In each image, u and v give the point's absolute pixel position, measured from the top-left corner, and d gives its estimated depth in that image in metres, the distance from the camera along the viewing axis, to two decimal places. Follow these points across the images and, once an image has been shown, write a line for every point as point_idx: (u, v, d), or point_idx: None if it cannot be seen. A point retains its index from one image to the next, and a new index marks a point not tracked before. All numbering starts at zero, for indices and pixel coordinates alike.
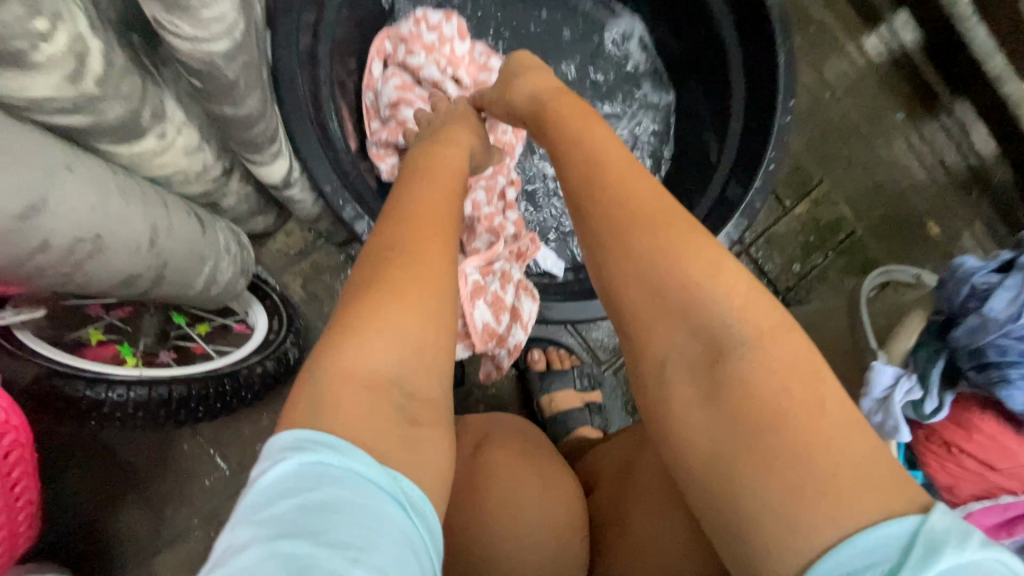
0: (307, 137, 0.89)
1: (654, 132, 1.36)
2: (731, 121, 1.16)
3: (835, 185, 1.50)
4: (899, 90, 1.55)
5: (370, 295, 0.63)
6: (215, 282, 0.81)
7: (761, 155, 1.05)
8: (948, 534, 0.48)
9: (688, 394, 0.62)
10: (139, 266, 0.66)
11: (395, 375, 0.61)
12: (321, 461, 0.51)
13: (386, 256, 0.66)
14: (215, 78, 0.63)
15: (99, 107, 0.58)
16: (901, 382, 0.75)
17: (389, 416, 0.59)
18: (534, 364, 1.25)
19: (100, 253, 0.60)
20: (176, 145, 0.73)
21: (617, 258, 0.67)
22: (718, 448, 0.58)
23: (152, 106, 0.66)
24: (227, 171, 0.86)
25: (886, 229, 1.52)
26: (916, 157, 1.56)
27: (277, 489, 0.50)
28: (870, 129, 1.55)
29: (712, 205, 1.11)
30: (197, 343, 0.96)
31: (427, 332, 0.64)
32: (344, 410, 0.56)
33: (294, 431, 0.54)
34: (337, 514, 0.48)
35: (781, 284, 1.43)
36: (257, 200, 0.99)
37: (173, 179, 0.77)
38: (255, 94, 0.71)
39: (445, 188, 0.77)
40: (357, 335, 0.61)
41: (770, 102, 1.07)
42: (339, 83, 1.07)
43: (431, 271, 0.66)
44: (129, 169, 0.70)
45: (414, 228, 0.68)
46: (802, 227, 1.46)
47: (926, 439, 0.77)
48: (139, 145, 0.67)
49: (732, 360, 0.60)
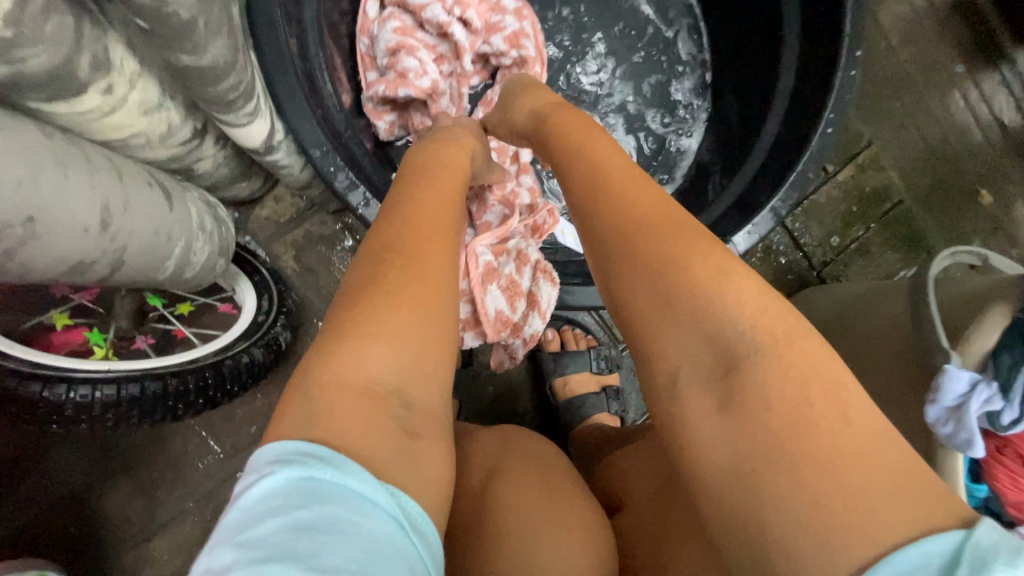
0: (291, 91, 0.76)
1: (687, 88, 1.20)
2: (782, 76, 1.02)
3: (884, 148, 1.35)
4: (960, 38, 1.37)
5: (367, 296, 0.53)
6: (190, 264, 0.71)
7: (817, 115, 0.91)
8: (998, 552, 0.38)
9: (701, 405, 0.51)
10: (91, 251, 0.56)
11: (397, 385, 0.51)
12: (314, 476, 0.42)
13: (384, 255, 0.56)
14: (166, 19, 0.50)
15: (17, 55, 0.46)
16: (978, 390, 0.64)
17: (387, 428, 0.49)
18: (547, 344, 1.16)
19: (37, 240, 0.50)
20: (130, 102, 0.60)
21: (657, 247, 0.56)
22: (738, 459, 0.48)
23: (92, 53, 0.53)
24: (199, 131, 0.73)
25: (935, 197, 1.38)
26: (972, 116, 1.39)
27: (260, 507, 0.40)
28: (925, 83, 1.37)
29: (755, 173, 1.00)
30: (177, 325, 0.87)
31: (431, 338, 0.54)
32: (337, 420, 0.47)
33: (283, 442, 0.45)
34: (332, 536, 0.38)
35: (817, 259, 1.31)
36: (238, 164, 0.87)
37: (131, 143, 0.65)
38: (220, 40, 0.58)
39: (451, 181, 0.68)
40: (353, 339, 0.51)
41: (830, 51, 0.91)
42: (328, 25, 0.92)
43: (434, 271, 0.56)
44: (74, 132, 0.58)
45: (415, 224, 0.59)
46: (844, 195, 1.32)
47: (998, 451, 0.68)
48: (81, 103, 0.55)
49: (746, 368, 0.49)
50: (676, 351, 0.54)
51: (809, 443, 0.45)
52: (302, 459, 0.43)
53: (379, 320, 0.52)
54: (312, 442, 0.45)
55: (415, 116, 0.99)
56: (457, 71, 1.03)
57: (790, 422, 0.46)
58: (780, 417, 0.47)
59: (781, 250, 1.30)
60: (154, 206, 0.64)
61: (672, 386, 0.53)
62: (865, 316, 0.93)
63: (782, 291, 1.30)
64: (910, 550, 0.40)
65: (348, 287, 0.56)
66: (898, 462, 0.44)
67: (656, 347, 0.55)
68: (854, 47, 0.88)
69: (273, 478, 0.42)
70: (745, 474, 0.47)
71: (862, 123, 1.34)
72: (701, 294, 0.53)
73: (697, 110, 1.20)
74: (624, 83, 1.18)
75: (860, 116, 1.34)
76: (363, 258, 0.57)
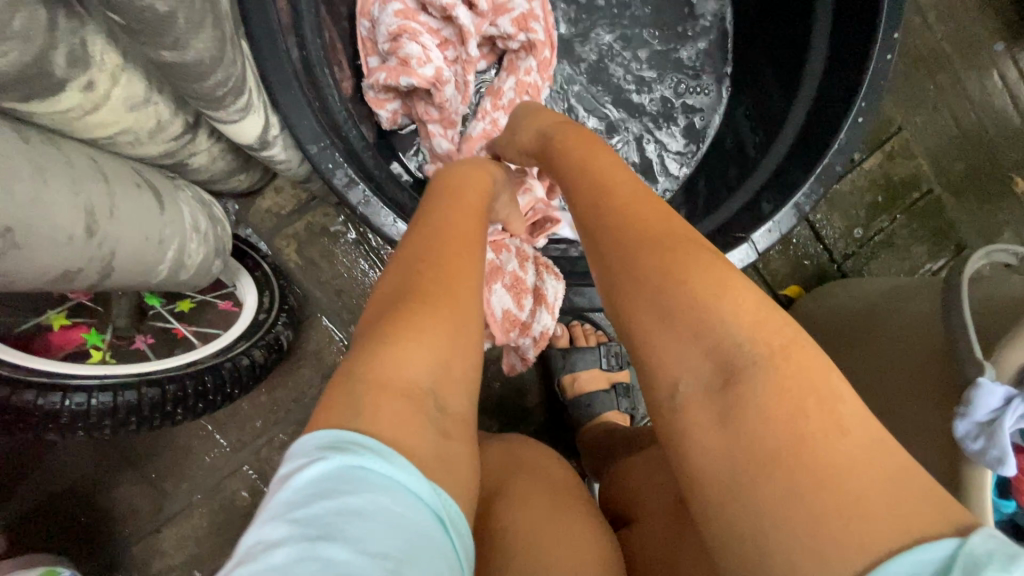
0: (286, 83, 0.73)
1: (708, 66, 1.13)
2: (810, 58, 0.95)
3: (916, 134, 1.28)
4: (1002, 15, 1.29)
5: (401, 301, 0.51)
6: (183, 266, 0.69)
7: (848, 103, 0.85)
8: (993, 557, 0.36)
9: (704, 420, 0.48)
10: (78, 259, 0.53)
11: (432, 385, 0.48)
12: (363, 464, 0.40)
13: (416, 262, 0.54)
14: (142, 12, 0.46)
15: None
16: (1014, 405, 0.60)
17: (425, 429, 0.46)
18: (555, 340, 1.13)
19: (17, 251, 0.47)
20: (113, 98, 0.57)
21: (685, 256, 0.53)
22: (734, 475, 0.45)
23: (68, 48, 0.50)
24: (190, 126, 0.70)
25: (968, 187, 1.31)
26: (1012, 98, 1.31)
27: (311, 489, 0.38)
28: (963, 63, 1.29)
29: (778, 163, 0.93)
30: (176, 324, 0.85)
31: (465, 346, 0.52)
32: (383, 420, 0.44)
33: (331, 429, 0.42)
34: (382, 522, 0.37)
35: (839, 251, 1.25)
36: (235, 158, 0.84)
37: (118, 141, 0.62)
38: (205, 32, 0.54)
39: (472, 191, 0.66)
40: (390, 341, 0.48)
41: (865, 33, 0.85)
42: (327, 7, 0.88)
43: (463, 276, 0.54)
44: (56, 132, 0.56)
45: (444, 233, 0.57)
46: (870, 184, 1.26)
47: None
48: (59, 102, 0.52)
49: (745, 380, 0.47)
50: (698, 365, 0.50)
51: (807, 458, 0.42)
52: (353, 446, 0.41)
53: (415, 323, 0.49)
54: (349, 434, 0.42)
55: (419, 105, 0.95)
56: (462, 57, 0.97)
57: (808, 448, 0.43)
58: (774, 434, 0.44)
59: (801, 242, 1.25)
60: (143, 206, 0.62)
61: (673, 397, 0.50)
62: (889, 318, 0.89)
63: (799, 285, 1.25)
64: (899, 559, 0.38)
65: (378, 295, 0.53)
66: (936, 497, 0.41)
67: (671, 364, 0.51)
68: (891, 27, 0.82)
69: (321, 464, 0.39)
70: (739, 482, 0.44)
71: (894, 108, 1.26)
72: (724, 305, 0.50)
73: (718, 90, 1.13)
74: (640, 66, 1.11)
75: (891, 98, 1.26)
76: (394, 266, 0.55)
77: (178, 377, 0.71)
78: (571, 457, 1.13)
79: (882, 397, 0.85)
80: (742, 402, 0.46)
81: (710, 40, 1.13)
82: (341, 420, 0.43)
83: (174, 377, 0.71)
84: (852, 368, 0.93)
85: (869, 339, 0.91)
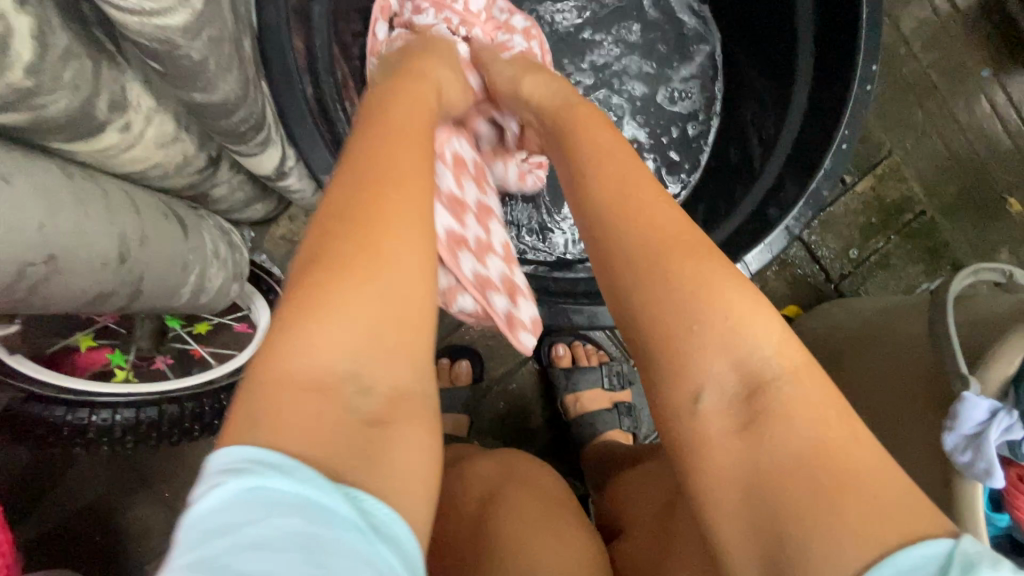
0: (301, 119, 0.78)
1: (700, 97, 1.20)
2: (795, 88, 1.00)
3: (906, 157, 1.31)
4: (987, 42, 1.34)
5: (311, 278, 0.50)
6: (204, 290, 0.75)
7: (831, 131, 0.89)
8: (982, 556, 0.41)
9: (725, 426, 0.51)
10: (109, 283, 0.58)
11: (347, 368, 0.49)
12: (263, 484, 0.39)
13: (334, 228, 0.52)
14: (177, 61, 0.52)
15: (38, 102, 0.48)
16: (999, 418, 0.62)
17: (338, 421, 0.46)
18: (558, 360, 1.15)
19: (57, 276, 0.52)
20: (146, 137, 0.62)
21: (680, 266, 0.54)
22: (756, 475, 0.49)
23: (110, 94, 0.55)
24: (212, 160, 0.75)
25: (962, 207, 1.33)
26: (1001, 122, 1.35)
27: (217, 524, 0.37)
28: (950, 88, 1.34)
29: (768, 187, 0.97)
30: (195, 345, 0.89)
31: (391, 312, 0.51)
32: (284, 420, 0.44)
33: (238, 449, 0.42)
34: (285, 551, 0.36)
35: (836, 271, 1.28)
36: (253, 188, 0.89)
37: (148, 175, 0.68)
38: (230, 76, 0.59)
39: (408, 134, 0.61)
40: (298, 325, 0.48)
41: (846, 64, 0.90)
42: (341, 49, 0.94)
43: (377, 236, 0.52)
44: (94, 168, 0.61)
45: (363, 188, 0.54)
46: (863, 206, 1.29)
47: (1019, 481, 0.66)
48: (99, 142, 0.57)
49: (768, 392, 0.51)
50: (686, 378, 0.53)
51: (828, 465, 0.47)
52: (252, 465, 0.40)
53: (327, 301, 0.49)
54: (258, 445, 0.42)
55: None
56: None
57: (826, 459, 0.47)
58: (799, 440, 0.48)
59: (797, 262, 1.27)
60: (172, 235, 0.67)
61: (693, 403, 0.52)
62: (884, 335, 0.91)
63: (797, 305, 1.27)
64: (904, 553, 0.43)
65: (298, 262, 0.53)
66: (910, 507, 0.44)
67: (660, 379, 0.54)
68: (870, 59, 0.87)
69: (217, 492, 0.38)
70: (758, 486, 0.49)
71: (883, 131, 1.31)
72: (711, 315, 0.52)
73: (710, 119, 1.20)
74: (634, 96, 1.18)
75: (881, 123, 1.31)
76: (314, 227, 0.53)
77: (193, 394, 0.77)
78: (575, 476, 1.14)
79: (878, 413, 0.86)
80: (766, 414, 0.50)
81: (701, 73, 1.20)
82: (242, 422, 0.44)
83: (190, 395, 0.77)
84: (849, 385, 0.94)
85: (864, 358, 0.93)
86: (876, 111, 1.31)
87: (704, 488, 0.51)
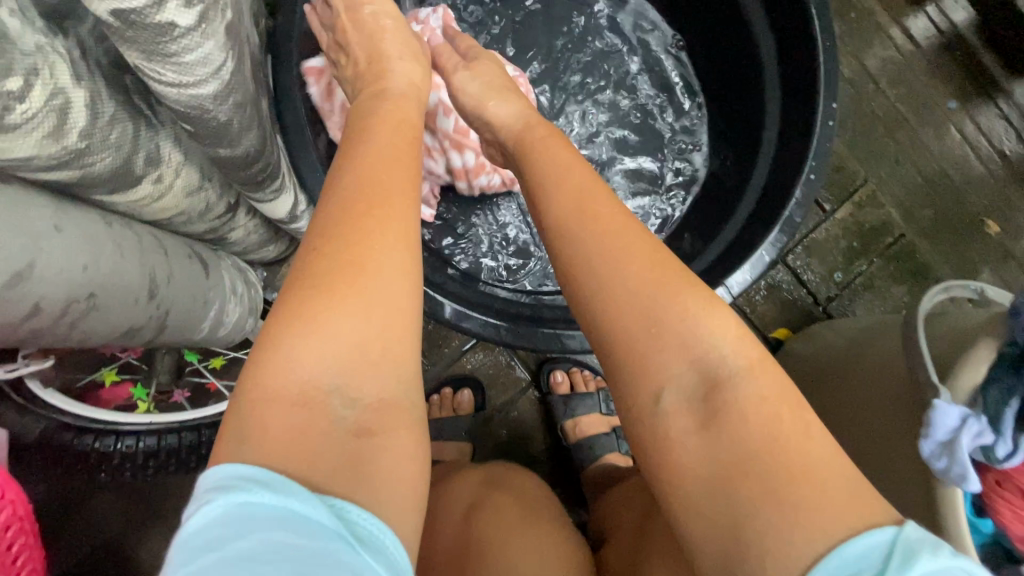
0: (312, 167, 0.86)
1: (681, 134, 1.29)
2: (765, 125, 1.08)
3: (882, 184, 1.38)
4: (951, 77, 1.43)
5: (298, 296, 0.53)
6: (222, 323, 0.82)
7: (799, 163, 0.96)
8: (924, 543, 0.45)
9: (685, 423, 0.55)
10: (140, 318, 0.65)
11: (332, 381, 0.51)
12: (247, 497, 0.42)
13: (321, 246, 0.56)
14: (206, 121, 0.60)
15: (86, 160, 0.56)
16: (969, 424, 0.66)
17: (325, 435, 0.49)
18: (556, 387, 1.18)
19: (95, 312, 0.58)
20: (175, 188, 0.70)
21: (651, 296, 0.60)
22: (718, 470, 0.52)
23: (146, 152, 0.63)
24: (231, 207, 0.83)
25: (940, 230, 1.39)
26: (972, 149, 1.43)
27: (204, 540, 0.39)
28: (919, 120, 1.42)
29: (746, 215, 1.04)
30: (211, 377, 0.94)
31: (374, 325, 0.54)
32: (270, 437, 0.47)
33: (224, 467, 0.44)
34: (272, 560, 0.38)
35: (822, 294, 1.33)
36: (267, 231, 0.97)
37: (175, 221, 0.75)
38: (252, 132, 0.67)
39: (390, 157, 0.64)
40: (284, 342, 0.51)
41: (808, 102, 0.98)
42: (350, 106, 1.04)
43: (365, 251, 0.55)
44: (130, 216, 0.69)
45: (347, 209, 0.57)
46: (844, 231, 1.35)
47: (998, 485, 0.69)
48: (134, 193, 0.65)
49: (727, 387, 0.55)
50: (663, 391, 0.58)
51: (779, 458, 0.51)
52: (239, 481, 0.43)
53: (311, 320, 0.52)
54: (248, 465, 0.45)
55: None
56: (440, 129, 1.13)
57: (774, 453, 0.51)
58: (750, 438, 0.52)
59: (784, 286, 1.33)
60: (196, 275, 0.74)
61: (658, 401, 0.57)
62: (865, 351, 0.95)
63: (787, 327, 1.32)
64: (854, 541, 0.46)
65: (287, 281, 0.55)
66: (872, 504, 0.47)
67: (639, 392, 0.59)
68: (830, 96, 0.95)
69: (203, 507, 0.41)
70: (725, 490, 0.52)
71: (859, 160, 1.39)
72: (686, 326, 0.57)
73: (692, 154, 1.28)
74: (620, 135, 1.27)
75: (854, 154, 1.39)
76: (302, 249, 0.56)
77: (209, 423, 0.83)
78: (577, 503, 1.16)
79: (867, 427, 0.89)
80: (724, 411, 0.54)
81: (681, 112, 1.29)
82: (230, 440, 0.47)
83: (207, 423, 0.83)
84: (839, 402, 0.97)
85: (849, 375, 0.97)
86: (848, 142, 1.39)
87: (672, 483, 0.55)
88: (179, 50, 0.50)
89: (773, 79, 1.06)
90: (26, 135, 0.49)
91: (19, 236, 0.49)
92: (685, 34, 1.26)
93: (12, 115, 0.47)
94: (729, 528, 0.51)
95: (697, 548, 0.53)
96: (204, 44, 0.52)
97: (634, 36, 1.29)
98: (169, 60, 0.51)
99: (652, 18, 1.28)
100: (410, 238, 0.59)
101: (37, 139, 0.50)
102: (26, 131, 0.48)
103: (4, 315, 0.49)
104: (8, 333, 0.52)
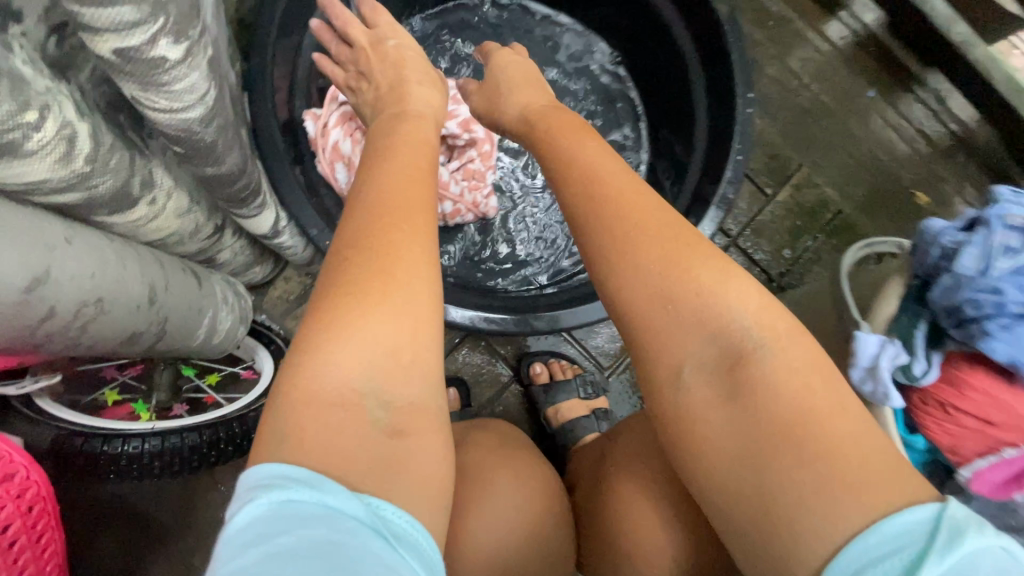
0: (290, 186, 0.95)
1: (627, 137, 1.42)
2: (699, 121, 1.20)
3: (815, 168, 1.52)
4: (868, 69, 1.58)
5: (331, 304, 0.58)
6: (216, 331, 0.89)
7: (729, 148, 1.08)
8: (970, 521, 0.47)
9: (707, 394, 0.61)
10: (142, 322, 0.72)
11: (370, 386, 0.56)
12: (289, 497, 0.46)
13: (353, 255, 0.61)
14: (194, 142, 0.69)
15: (91, 182, 0.64)
16: (886, 348, 0.75)
17: (361, 439, 0.53)
18: (536, 378, 1.26)
19: (103, 315, 0.65)
20: (168, 209, 0.78)
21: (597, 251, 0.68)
22: (749, 444, 0.57)
23: (141, 176, 0.72)
24: (218, 228, 0.91)
25: (874, 204, 1.52)
26: (895, 131, 1.57)
27: (247, 536, 0.44)
28: (843, 109, 1.56)
29: (690, 201, 1.14)
30: (207, 391, 1.01)
31: (403, 334, 0.59)
32: (308, 439, 0.51)
33: (267, 466, 0.49)
34: (311, 559, 0.42)
35: (774, 271, 1.44)
36: (252, 251, 1.05)
37: (168, 241, 0.83)
38: (234, 153, 0.77)
39: (407, 175, 0.70)
40: (318, 348, 0.56)
41: (731, 97, 1.10)
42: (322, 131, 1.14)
43: (398, 260, 0.60)
44: (129, 236, 0.77)
45: (373, 223, 0.62)
46: (787, 213, 1.47)
47: (921, 403, 0.76)
48: (131, 214, 0.73)
49: (753, 362, 0.59)
50: None
51: (814, 429, 0.54)
52: (282, 480, 0.48)
53: (345, 327, 0.57)
54: (290, 466, 0.49)
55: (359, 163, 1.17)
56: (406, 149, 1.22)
57: (808, 419, 0.55)
58: (784, 408, 0.56)
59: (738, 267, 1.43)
60: (189, 287, 0.82)
61: None
62: (809, 310, 1.04)
63: None
64: (891, 521, 0.49)
65: (317, 290, 0.60)
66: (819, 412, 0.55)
67: None
68: (747, 90, 1.07)
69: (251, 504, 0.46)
70: (747, 454, 0.57)
71: (795, 150, 1.52)
72: (668, 279, 0.63)
73: (640, 153, 1.41)
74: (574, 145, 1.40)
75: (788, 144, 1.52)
76: (329, 262, 0.62)
77: (211, 425, 0.86)
78: None
79: None
80: (750, 385, 0.58)
81: (626, 117, 1.42)
82: (269, 441, 0.51)
83: (208, 425, 0.86)
84: None
85: None
86: (781, 134, 1.53)
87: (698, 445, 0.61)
88: (169, 80, 0.59)
89: (701, 80, 1.19)
90: (41, 159, 0.57)
91: (37, 245, 0.56)
92: (622, 49, 1.40)
93: (30, 143, 0.55)
94: (759, 498, 0.55)
95: (726, 508, 0.58)
96: (190, 75, 0.62)
97: (576, 55, 1.43)
98: (161, 89, 0.60)
99: (590, 38, 1.42)
100: (431, 249, 0.64)
101: (51, 165, 0.58)
102: (43, 160, 0.57)
103: (25, 318, 0.56)
104: (28, 336, 0.58)
